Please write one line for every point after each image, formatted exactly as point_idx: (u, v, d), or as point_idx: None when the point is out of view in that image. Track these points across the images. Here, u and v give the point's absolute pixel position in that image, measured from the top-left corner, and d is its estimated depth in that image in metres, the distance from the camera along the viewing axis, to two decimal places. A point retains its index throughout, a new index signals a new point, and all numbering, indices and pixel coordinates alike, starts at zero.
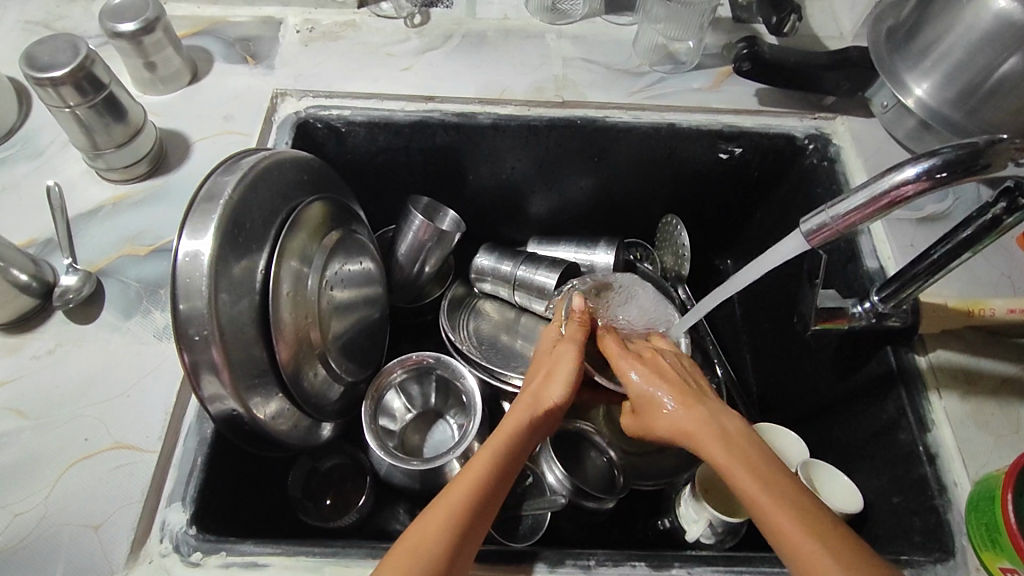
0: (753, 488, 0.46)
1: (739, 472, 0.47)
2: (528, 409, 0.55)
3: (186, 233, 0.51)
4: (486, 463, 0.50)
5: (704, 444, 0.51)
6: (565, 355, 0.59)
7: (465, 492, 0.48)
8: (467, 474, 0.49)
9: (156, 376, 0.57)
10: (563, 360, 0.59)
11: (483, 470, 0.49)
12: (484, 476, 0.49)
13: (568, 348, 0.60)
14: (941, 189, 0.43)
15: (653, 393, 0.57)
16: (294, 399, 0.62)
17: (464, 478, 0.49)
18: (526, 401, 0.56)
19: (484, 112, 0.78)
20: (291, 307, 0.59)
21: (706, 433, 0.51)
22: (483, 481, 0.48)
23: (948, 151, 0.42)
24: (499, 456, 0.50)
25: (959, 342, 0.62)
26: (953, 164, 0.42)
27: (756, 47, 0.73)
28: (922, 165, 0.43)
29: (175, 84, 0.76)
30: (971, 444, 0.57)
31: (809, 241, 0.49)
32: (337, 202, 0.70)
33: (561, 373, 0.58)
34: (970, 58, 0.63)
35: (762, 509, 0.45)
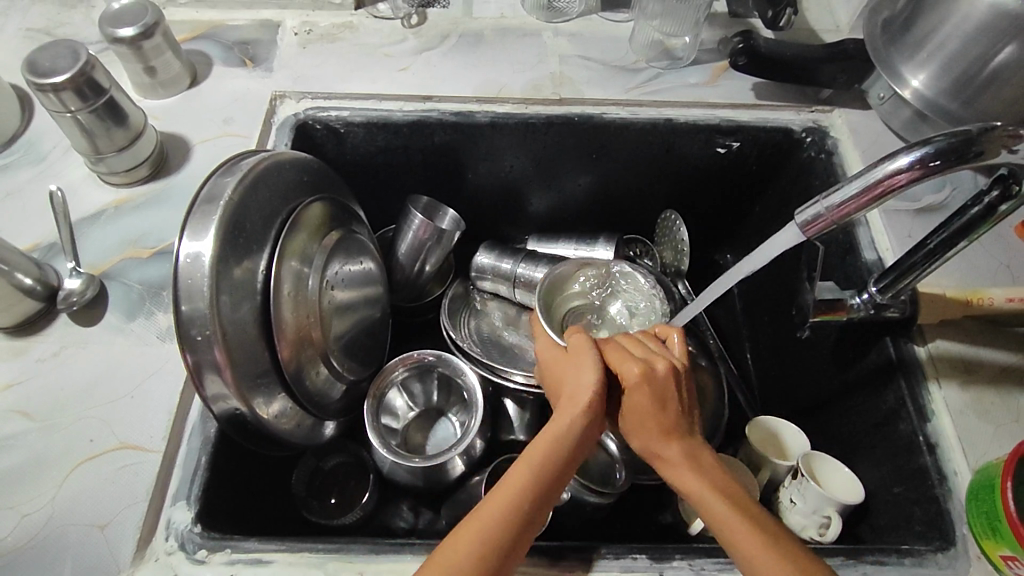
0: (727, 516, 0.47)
1: (715, 503, 0.48)
2: (568, 417, 0.51)
3: (187, 234, 0.51)
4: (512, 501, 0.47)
5: (681, 471, 0.51)
6: (590, 352, 0.55)
7: (488, 543, 0.45)
8: (497, 504, 0.47)
9: (160, 376, 0.58)
10: (588, 356, 0.55)
11: (515, 503, 0.47)
12: (512, 506, 0.47)
13: (599, 351, 0.56)
14: (936, 177, 0.44)
15: (642, 404, 0.52)
16: (297, 398, 0.62)
17: (485, 513, 0.46)
18: (564, 411, 0.52)
19: (481, 111, 0.78)
20: (292, 306, 0.60)
21: (682, 462, 0.51)
22: (512, 520, 0.46)
23: (942, 139, 0.42)
24: (530, 481, 0.48)
25: (958, 331, 0.62)
26: (946, 152, 0.42)
27: (751, 41, 0.73)
28: (915, 153, 0.43)
29: (174, 88, 0.77)
30: (970, 433, 0.57)
31: (804, 233, 0.49)
32: (337, 203, 0.71)
33: (589, 373, 0.54)
34: (966, 49, 0.64)
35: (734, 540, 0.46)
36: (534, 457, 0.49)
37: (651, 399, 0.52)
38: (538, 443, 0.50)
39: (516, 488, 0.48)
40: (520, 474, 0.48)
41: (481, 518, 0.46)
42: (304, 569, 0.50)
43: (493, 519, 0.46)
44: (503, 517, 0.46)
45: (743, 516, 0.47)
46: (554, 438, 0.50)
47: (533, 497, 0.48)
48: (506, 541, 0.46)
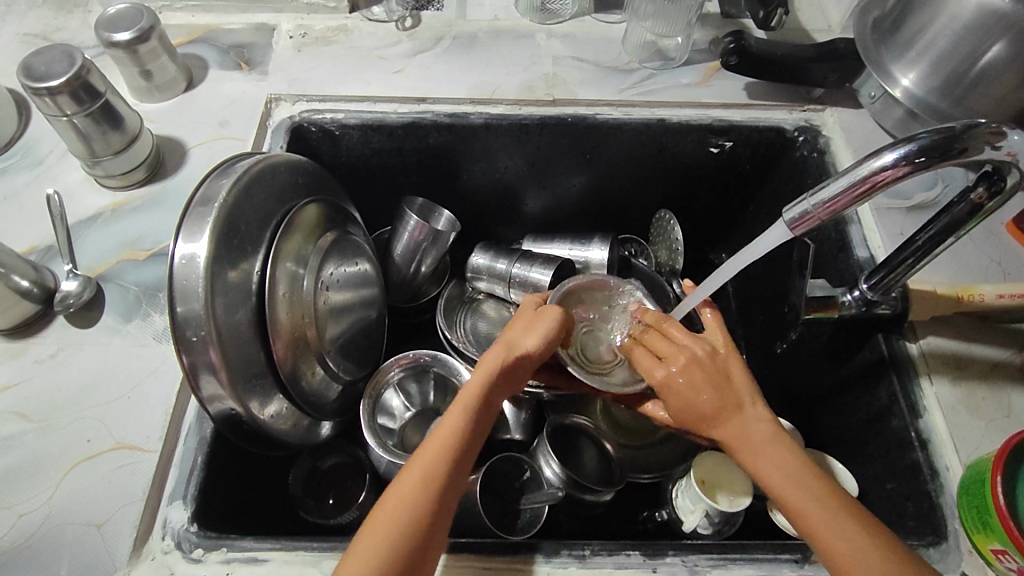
0: (799, 499, 0.49)
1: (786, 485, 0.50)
2: (496, 361, 0.55)
3: (182, 236, 0.52)
4: (441, 446, 0.49)
5: (745, 451, 0.52)
6: (550, 316, 0.58)
7: (418, 485, 0.47)
8: (435, 441, 0.50)
9: (156, 377, 0.58)
10: (545, 321, 0.57)
11: (453, 437, 0.50)
12: (452, 442, 0.50)
13: (553, 314, 0.58)
14: (921, 173, 0.44)
15: (685, 396, 0.55)
16: (293, 399, 0.63)
17: (426, 450, 0.49)
18: (492, 358, 0.55)
19: (475, 112, 0.78)
20: (287, 307, 0.60)
21: (747, 446, 0.52)
22: (437, 460, 0.48)
23: (926, 136, 0.43)
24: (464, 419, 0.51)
25: (949, 327, 0.63)
26: (931, 148, 0.43)
27: (742, 41, 0.74)
28: (901, 150, 0.43)
29: (170, 91, 0.77)
30: (962, 428, 0.58)
31: (793, 230, 0.49)
32: (333, 204, 0.71)
33: (539, 330, 0.57)
34: (956, 47, 0.64)
35: (809, 524, 0.47)
36: (468, 397, 0.52)
37: (698, 391, 0.55)
38: (470, 385, 0.53)
39: (453, 427, 0.51)
40: (455, 414, 0.51)
41: (424, 455, 0.49)
42: (299, 568, 0.51)
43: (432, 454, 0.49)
44: (443, 452, 0.49)
45: (814, 495, 0.48)
46: (486, 379, 0.53)
47: (468, 431, 0.51)
48: (450, 476, 0.48)
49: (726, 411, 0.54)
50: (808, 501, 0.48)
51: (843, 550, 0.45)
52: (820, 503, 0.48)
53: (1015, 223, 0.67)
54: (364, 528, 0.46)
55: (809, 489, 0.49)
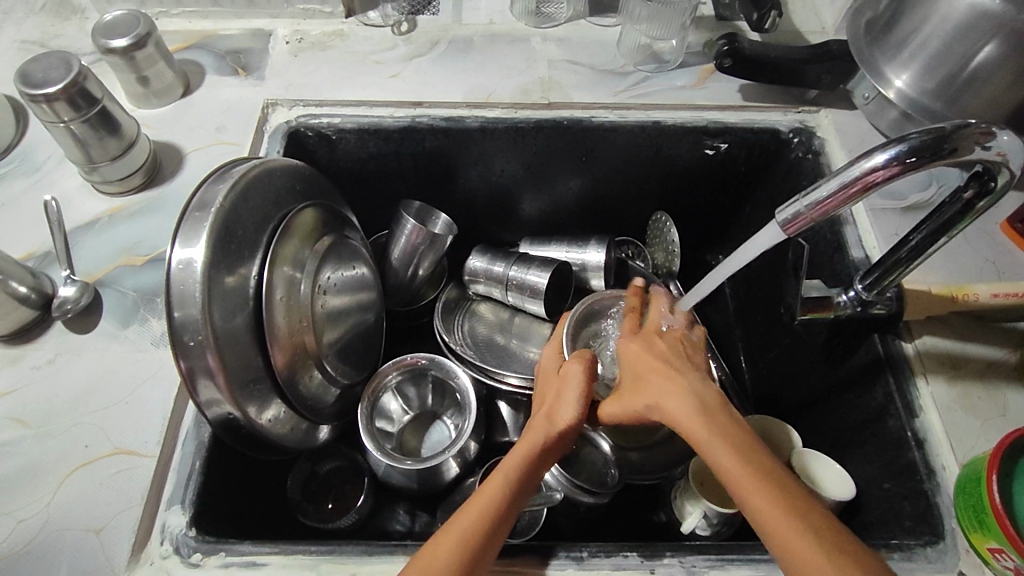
0: (741, 475, 0.46)
1: (723, 455, 0.48)
2: (541, 434, 0.54)
3: (179, 242, 0.52)
4: (473, 516, 0.49)
5: (680, 415, 0.51)
6: (575, 375, 0.57)
7: (453, 557, 0.46)
8: (473, 509, 0.49)
9: (154, 383, 0.58)
10: (574, 385, 0.56)
11: (492, 504, 0.49)
12: (486, 516, 0.49)
13: (577, 368, 0.58)
14: (911, 174, 0.44)
15: (640, 368, 0.57)
16: (291, 403, 0.63)
17: (457, 526, 0.48)
18: (533, 441, 0.54)
19: (471, 116, 0.79)
20: (284, 311, 0.60)
21: (687, 413, 0.51)
22: (473, 534, 0.48)
23: (916, 136, 0.43)
24: (500, 489, 0.51)
25: (944, 327, 0.63)
26: (921, 149, 0.43)
27: (736, 43, 0.74)
28: (892, 150, 0.44)
29: (167, 97, 0.77)
30: (959, 427, 0.58)
31: (786, 230, 0.50)
32: (329, 208, 0.72)
33: (574, 396, 0.56)
34: (947, 49, 0.64)
35: (750, 499, 0.45)
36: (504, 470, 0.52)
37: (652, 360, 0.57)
38: (505, 461, 0.53)
39: (487, 498, 0.50)
40: (489, 484, 0.51)
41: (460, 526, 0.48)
42: (297, 572, 0.51)
43: (469, 525, 0.48)
44: (477, 528, 0.48)
45: (753, 469, 0.47)
46: (528, 453, 0.53)
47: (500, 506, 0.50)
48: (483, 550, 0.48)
49: (664, 376, 0.55)
50: (746, 475, 0.46)
51: (793, 540, 0.43)
52: (761, 482, 0.46)
53: (1009, 222, 0.67)
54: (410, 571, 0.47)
55: (753, 467, 0.47)
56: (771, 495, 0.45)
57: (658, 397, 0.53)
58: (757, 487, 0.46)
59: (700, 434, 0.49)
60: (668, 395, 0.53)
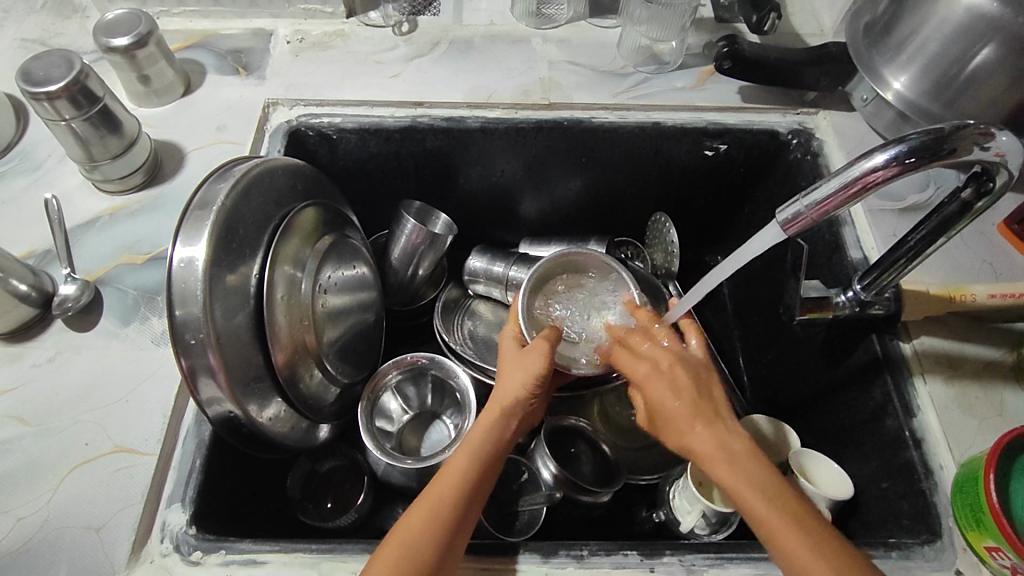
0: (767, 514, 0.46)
1: (751, 496, 0.47)
2: (499, 415, 0.55)
3: (180, 240, 0.52)
4: (444, 494, 0.49)
5: (708, 455, 0.50)
6: (535, 355, 0.58)
7: (424, 537, 0.47)
8: (438, 488, 0.50)
9: (155, 381, 0.58)
10: (532, 361, 0.57)
11: (458, 484, 0.50)
12: (474, 461, 0.52)
13: (538, 349, 0.58)
14: (910, 174, 0.45)
15: (671, 403, 0.53)
16: (292, 402, 0.63)
17: (448, 473, 0.51)
18: (490, 413, 0.55)
19: (471, 116, 0.79)
20: (285, 310, 0.61)
21: (713, 453, 0.50)
22: (441, 515, 0.48)
23: (915, 137, 0.44)
24: (487, 436, 0.54)
25: (942, 327, 0.63)
26: (920, 149, 0.43)
27: (736, 45, 0.75)
28: (891, 151, 0.44)
29: (167, 96, 0.77)
30: (957, 427, 0.58)
31: (786, 230, 0.49)
32: (330, 208, 0.72)
33: (529, 369, 0.57)
34: (945, 51, 0.65)
35: (772, 532, 0.46)
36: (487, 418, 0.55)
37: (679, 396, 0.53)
38: (485, 413, 0.56)
39: (475, 444, 0.53)
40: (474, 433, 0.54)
41: (451, 471, 0.51)
42: (297, 570, 0.51)
43: (462, 469, 0.51)
44: (465, 472, 0.51)
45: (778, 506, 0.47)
46: (487, 426, 0.54)
47: (466, 484, 0.50)
48: (456, 524, 0.48)
49: (694, 418, 0.52)
50: (771, 513, 0.46)
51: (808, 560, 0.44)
52: (783, 514, 0.46)
53: (1006, 223, 0.68)
54: (381, 551, 0.47)
55: (777, 500, 0.47)
56: (741, 472, 0.49)
57: (687, 436, 0.52)
58: (726, 465, 0.49)
59: (728, 478, 0.49)
60: (695, 432, 0.52)
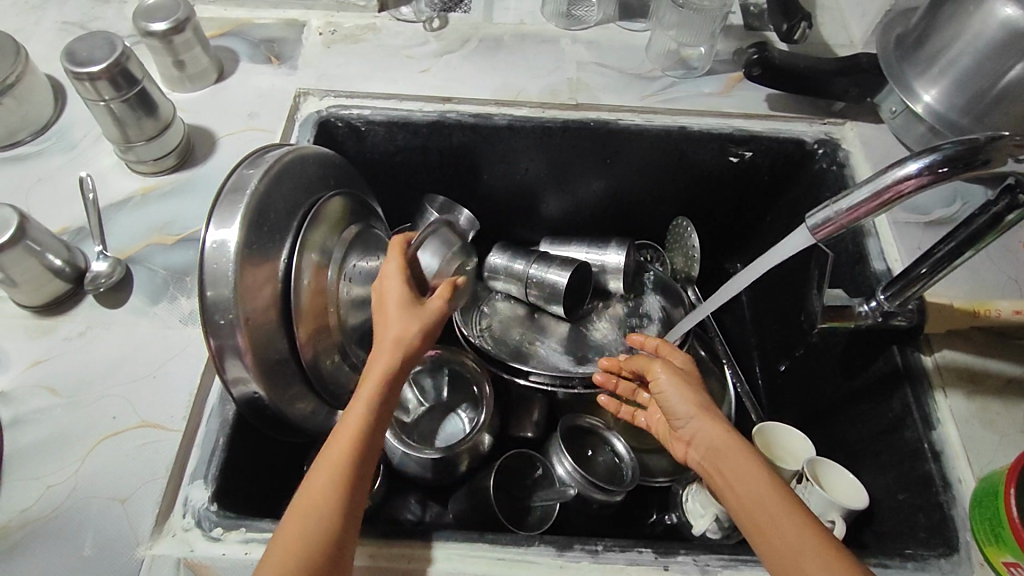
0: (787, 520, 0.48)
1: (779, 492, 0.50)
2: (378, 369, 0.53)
3: (214, 222, 0.56)
4: (325, 476, 0.48)
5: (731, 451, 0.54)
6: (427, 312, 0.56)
7: (314, 521, 0.46)
8: (323, 469, 0.48)
9: (182, 359, 0.59)
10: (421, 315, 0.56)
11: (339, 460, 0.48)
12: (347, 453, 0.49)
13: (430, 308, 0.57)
14: (942, 184, 0.44)
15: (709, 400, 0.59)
16: (311, 385, 0.63)
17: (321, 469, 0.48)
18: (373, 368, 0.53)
19: (499, 113, 0.80)
20: (310, 295, 0.62)
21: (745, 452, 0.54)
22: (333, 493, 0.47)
23: (949, 146, 0.43)
24: (362, 429, 0.50)
25: (965, 342, 0.63)
26: (954, 159, 0.42)
27: (766, 52, 0.75)
28: (923, 161, 0.43)
29: (201, 82, 0.78)
30: (976, 441, 0.58)
31: (814, 235, 0.49)
32: (357, 197, 0.74)
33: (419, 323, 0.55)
34: (979, 65, 0.65)
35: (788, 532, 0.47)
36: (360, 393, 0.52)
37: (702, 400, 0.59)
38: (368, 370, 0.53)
39: (350, 439, 0.49)
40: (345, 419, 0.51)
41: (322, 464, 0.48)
42: None
43: (333, 463, 0.48)
44: (342, 460, 0.48)
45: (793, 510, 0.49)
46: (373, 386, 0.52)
47: (353, 454, 0.49)
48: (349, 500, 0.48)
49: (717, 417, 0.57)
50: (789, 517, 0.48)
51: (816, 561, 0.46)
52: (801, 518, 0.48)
53: None
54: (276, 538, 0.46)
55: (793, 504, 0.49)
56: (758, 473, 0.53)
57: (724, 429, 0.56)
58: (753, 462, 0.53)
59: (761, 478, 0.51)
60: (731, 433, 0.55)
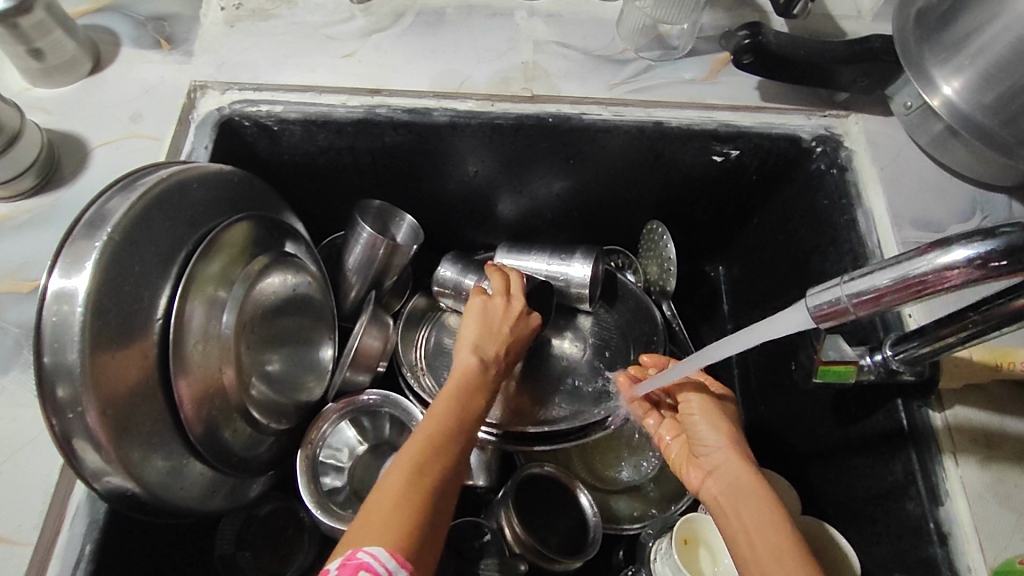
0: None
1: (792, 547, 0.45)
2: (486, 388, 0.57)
3: (59, 269, 0.43)
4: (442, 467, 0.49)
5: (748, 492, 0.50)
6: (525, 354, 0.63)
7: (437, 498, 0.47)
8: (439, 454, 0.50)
9: (35, 447, 0.48)
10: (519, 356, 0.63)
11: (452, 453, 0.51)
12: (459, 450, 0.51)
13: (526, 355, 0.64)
14: (993, 280, 0.33)
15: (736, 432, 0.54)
16: (207, 459, 0.53)
17: (440, 454, 0.50)
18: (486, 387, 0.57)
19: (439, 108, 0.66)
20: (200, 348, 0.52)
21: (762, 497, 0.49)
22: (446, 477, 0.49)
23: (1011, 231, 0.32)
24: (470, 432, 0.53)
25: (982, 398, 0.53)
26: (1016, 251, 0.32)
27: (759, 36, 0.62)
28: (975, 248, 0.32)
29: (71, 74, 0.64)
30: (989, 522, 0.50)
31: (816, 319, 0.38)
32: (267, 221, 0.62)
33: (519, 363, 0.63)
34: (1015, 59, 0.53)
35: None
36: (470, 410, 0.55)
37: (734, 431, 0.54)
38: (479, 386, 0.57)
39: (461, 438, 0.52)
40: (439, 418, 0.53)
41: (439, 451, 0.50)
42: None
43: (448, 451, 0.51)
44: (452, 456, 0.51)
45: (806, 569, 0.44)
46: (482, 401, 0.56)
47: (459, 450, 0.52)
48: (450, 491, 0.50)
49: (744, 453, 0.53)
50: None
51: None
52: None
53: None
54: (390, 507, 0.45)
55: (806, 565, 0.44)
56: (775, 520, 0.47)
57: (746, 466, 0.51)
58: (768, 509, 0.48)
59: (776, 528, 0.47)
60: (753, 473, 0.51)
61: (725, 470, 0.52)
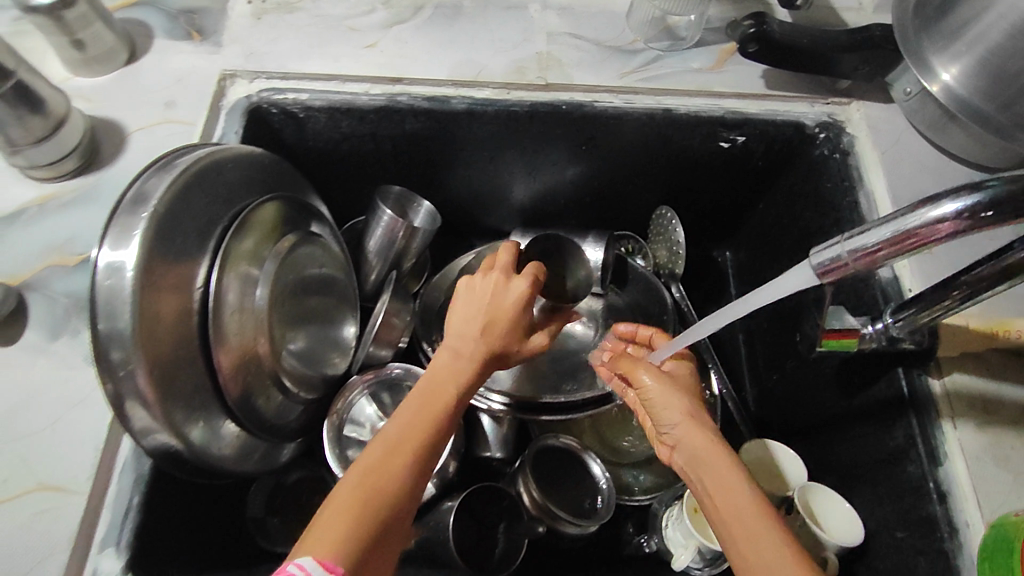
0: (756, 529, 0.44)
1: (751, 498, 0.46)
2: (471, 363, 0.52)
3: (107, 244, 0.46)
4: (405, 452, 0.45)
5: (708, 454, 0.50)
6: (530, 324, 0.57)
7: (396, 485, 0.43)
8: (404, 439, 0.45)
9: (85, 407, 0.51)
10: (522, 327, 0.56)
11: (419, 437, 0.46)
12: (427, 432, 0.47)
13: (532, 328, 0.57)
14: (980, 231, 0.36)
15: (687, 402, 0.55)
16: (242, 423, 0.56)
17: (405, 437, 0.46)
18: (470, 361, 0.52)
19: (457, 96, 0.70)
20: (236, 320, 0.55)
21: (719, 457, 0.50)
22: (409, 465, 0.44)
23: (995, 185, 0.35)
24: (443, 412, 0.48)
25: (980, 366, 0.56)
26: (1001, 202, 0.35)
27: (764, 26, 0.65)
28: (962, 201, 0.35)
29: (109, 64, 0.67)
30: (986, 481, 0.52)
31: (820, 277, 0.41)
32: (294, 202, 0.65)
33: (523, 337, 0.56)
34: (1008, 45, 0.56)
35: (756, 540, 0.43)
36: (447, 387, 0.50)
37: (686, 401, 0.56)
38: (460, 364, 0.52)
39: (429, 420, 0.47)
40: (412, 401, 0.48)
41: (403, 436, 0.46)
42: None
43: (410, 435, 0.46)
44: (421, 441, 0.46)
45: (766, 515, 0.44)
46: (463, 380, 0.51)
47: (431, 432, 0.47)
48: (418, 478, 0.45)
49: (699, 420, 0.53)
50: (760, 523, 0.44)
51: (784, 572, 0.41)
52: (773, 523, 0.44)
53: None
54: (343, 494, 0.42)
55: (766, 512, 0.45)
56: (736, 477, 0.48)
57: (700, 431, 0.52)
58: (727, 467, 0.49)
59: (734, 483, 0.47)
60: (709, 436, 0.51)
61: (682, 436, 0.52)
